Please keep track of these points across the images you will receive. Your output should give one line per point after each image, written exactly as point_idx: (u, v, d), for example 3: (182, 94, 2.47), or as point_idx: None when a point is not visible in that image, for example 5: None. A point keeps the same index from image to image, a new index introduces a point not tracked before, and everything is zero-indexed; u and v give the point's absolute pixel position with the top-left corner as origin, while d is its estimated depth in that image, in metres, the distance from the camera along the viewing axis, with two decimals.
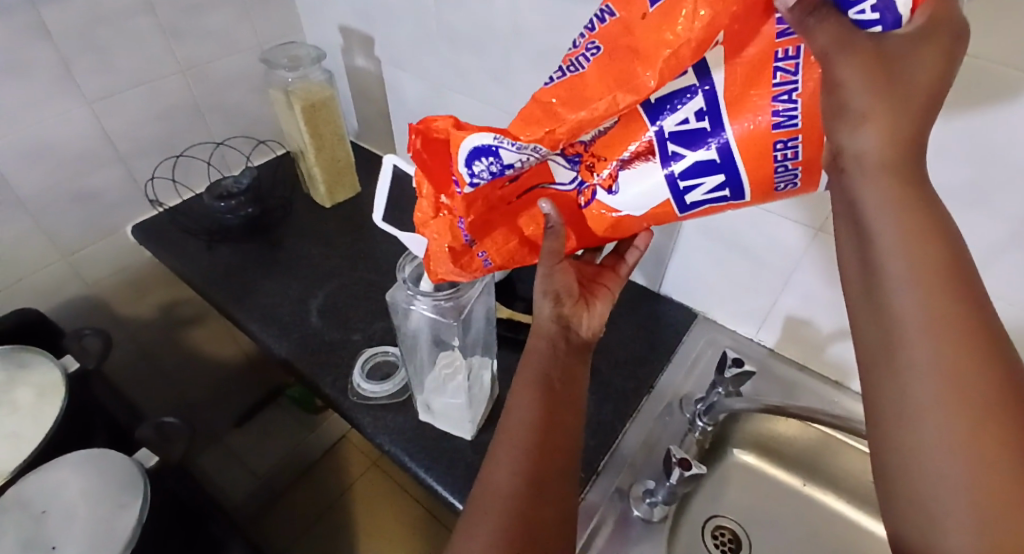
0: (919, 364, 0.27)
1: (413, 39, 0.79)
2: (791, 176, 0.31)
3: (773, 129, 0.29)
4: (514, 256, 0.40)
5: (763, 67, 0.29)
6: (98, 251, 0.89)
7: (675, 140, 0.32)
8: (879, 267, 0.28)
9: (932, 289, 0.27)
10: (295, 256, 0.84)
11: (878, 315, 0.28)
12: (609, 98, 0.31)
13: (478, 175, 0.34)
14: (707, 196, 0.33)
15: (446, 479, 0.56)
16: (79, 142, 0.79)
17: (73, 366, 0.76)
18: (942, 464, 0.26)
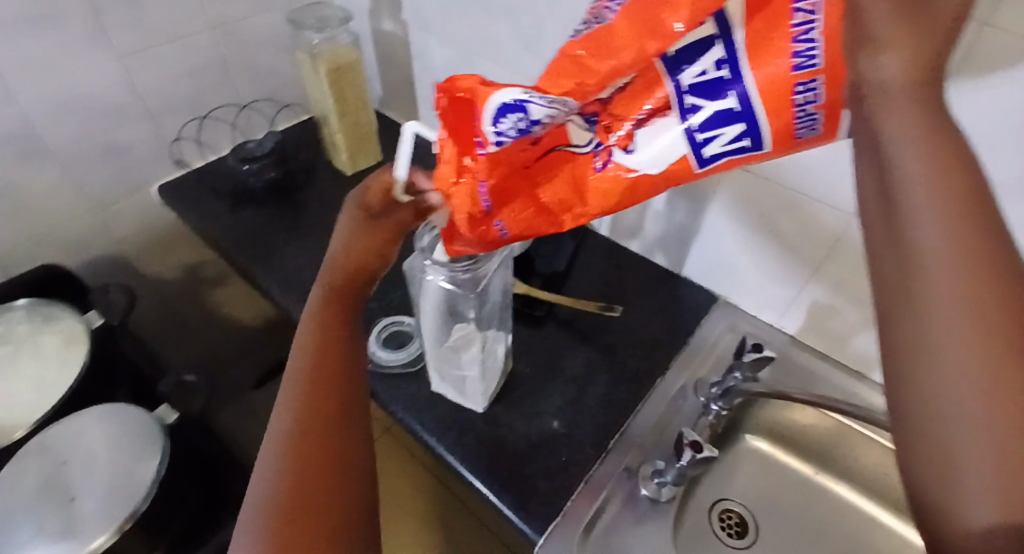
0: (940, 310, 0.20)
1: (443, 3, 0.77)
2: (812, 121, 0.29)
3: (794, 71, 0.28)
4: (532, 228, 0.38)
5: (784, 11, 0.28)
6: (126, 208, 0.91)
7: (694, 93, 0.31)
8: (895, 193, 0.22)
9: (962, 227, 0.20)
10: (315, 222, 0.84)
11: (894, 264, 0.22)
12: (637, 46, 0.32)
13: (505, 133, 0.33)
14: (726, 148, 0.32)
15: (457, 449, 0.57)
16: (109, 98, 0.80)
17: (97, 321, 0.79)
18: (968, 435, 0.20)
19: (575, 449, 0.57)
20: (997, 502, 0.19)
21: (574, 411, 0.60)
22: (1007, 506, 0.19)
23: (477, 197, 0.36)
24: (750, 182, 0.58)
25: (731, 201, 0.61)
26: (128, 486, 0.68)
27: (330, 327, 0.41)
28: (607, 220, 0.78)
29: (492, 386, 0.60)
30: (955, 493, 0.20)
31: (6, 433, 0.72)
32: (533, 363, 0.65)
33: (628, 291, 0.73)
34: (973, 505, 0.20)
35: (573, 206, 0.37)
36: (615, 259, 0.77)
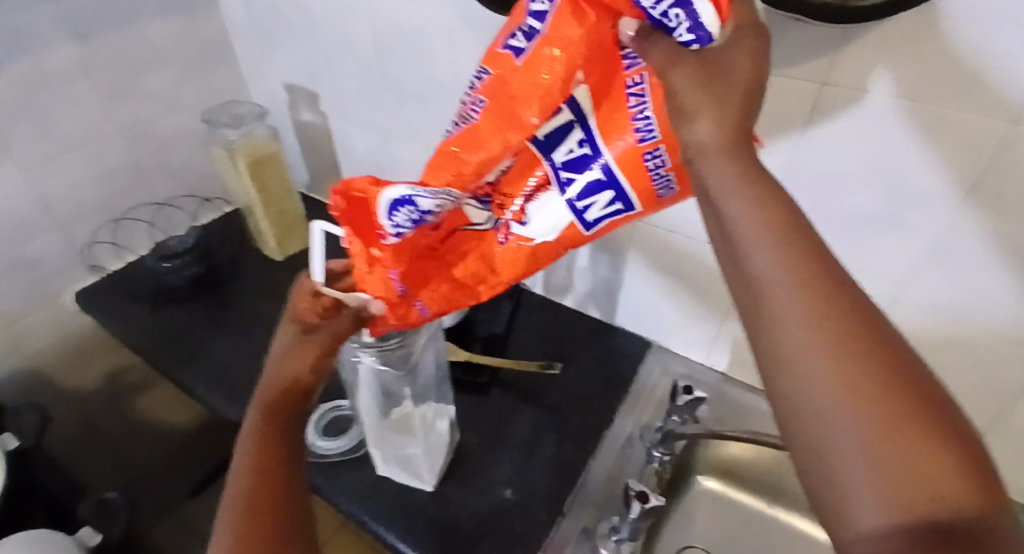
0: (785, 319, 0.23)
1: (360, 93, 0.81)
2: (667, 181, 0.34)
3: (638, 144, 0.33)
4: (451, 300, 0.43)
5: (621, 95, 0.34)
6: (33, 322, 0.84)
7: (566, 168, 0.37)
8: (730, 229, 0.25)
9: (783, 246, 0.24)
10: (245, 312, 0.82)
11: (741, 284, 0.25)
12: (501, 138, 0.35)
13: (401, 224, 0.37)
14: (604, 211, 0.37)
15: (407, 537, 0.54)
16: (12, 210, 0.76)
17: (13, 444, 0.71)
18: (837, 434, 0.20)
19: (530, 517, 0.56)
20: (882, 499, 0.19)
21: (525, 478, 0.59)
22: (891, 503, 0.19)
23: (390, 284, 0.40)
24: (658, 234, 0.63)
25: (646, 252, 0.66)
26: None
27: (269, 448, 0.36)
28: (538, 280, 0.81)
29: (439, 463, 0.58)
30: (844, 499, 0.20)
31: None
32: (479, 431, 0.64)
33: (566, 346, 0.75)
34: (861, 506, 0.19)
35: (485, 278, 0.42)
36: (550, 316, 0.79)
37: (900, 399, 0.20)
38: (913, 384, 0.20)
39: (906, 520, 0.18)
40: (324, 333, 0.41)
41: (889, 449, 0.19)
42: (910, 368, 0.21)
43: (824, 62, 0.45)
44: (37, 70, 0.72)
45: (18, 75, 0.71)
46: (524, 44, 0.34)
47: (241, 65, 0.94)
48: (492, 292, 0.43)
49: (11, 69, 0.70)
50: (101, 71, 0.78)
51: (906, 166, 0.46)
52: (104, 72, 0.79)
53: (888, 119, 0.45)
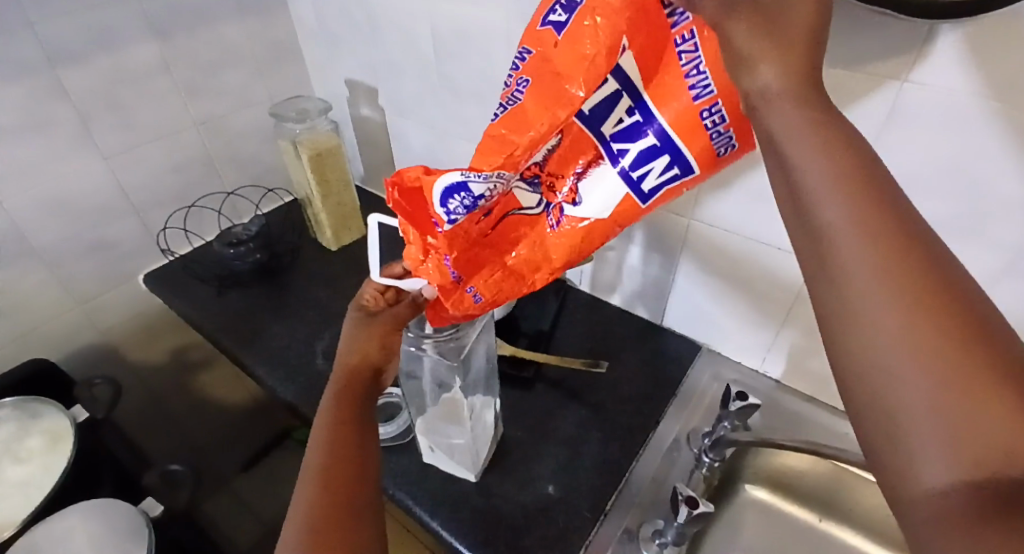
0: (859, 281, 0.24)
1: (417, 90, 0.83)
2: (727, 138, 0.36)
3: (694, 101, 0.34)
4: (504, 288, 0.44)
5: (671, 55, 0.35)
6: (110, 300, 0.91)
7: (617, 140, 0.38)
8: (801, 188, 0.26)
9: (858, 200, 0.25)
10: (301, 299, 0.85)
11: (810, 237, 0.26)
12: (549, 115, 0.35)
13: (454, 212, 0.36)
14: (661, 179, 0.38)
15: (451, 523, 0.55)
16: (97, 196, 0.82)
17: (82, 416, 0.76)
18: (909, 393, 0.22)
19: (573, 513, 0.56)
20: (950, 458, 0.21)
21: (568, 475, 0.59)
22: (960, 464, 0.21)
23: (445, 269, 0.42)
24: (714, 234, 0.61)
25: (701, 254, 0.64)
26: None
27: (346, 425, 0.40)
28: (586, 277, 0.81)
29: (483, 454, 0.59)
30: (910, 457, 0.22)
31: None
32: (524, 425, 0.65)
33: (613, 345, 0.74)
34: (926, 464, 0.22)
35: (540, 264, 0.43)
36: (598, 314, 0.79)
37: (970, 356, 0.22)
38: (986, 345, 0.22)
39: (969, 470, 0.21)
40: (386, 314, 0.46)
41: (960, 410, 0.21)
42: (983, 327, 0.23)
43: (907, 59, 0.43)
44: (122, 66, 0.78)
45: (105, 70, 0.76)
46: (564, 18, 0.36)
47: (306, 63, 0.98)
48: (547, 278, 0.44)
49: (96, 63, 0.75)
50: (179, 67, 0.83)
51: (992, 174, 0.43)
52: (180, 67, 0.84)
53: (975, 120, 0.42)
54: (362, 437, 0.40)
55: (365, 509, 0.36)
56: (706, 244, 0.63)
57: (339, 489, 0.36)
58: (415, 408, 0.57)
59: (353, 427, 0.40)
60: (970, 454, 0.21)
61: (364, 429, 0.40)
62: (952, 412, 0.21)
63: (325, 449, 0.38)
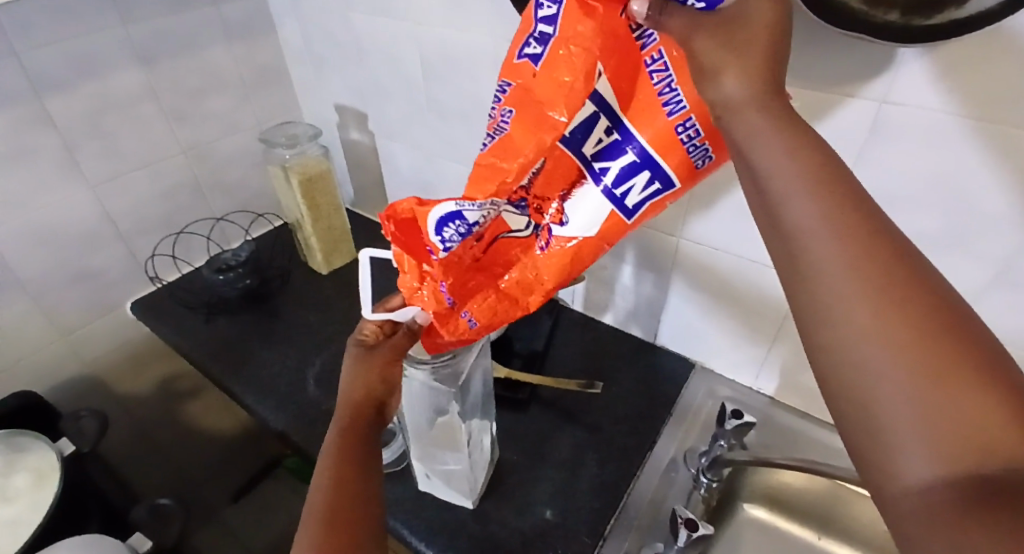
0: (828, 275, 0.25)
1: (405, 114, 0.84)
2: (704, 151, 0.36)
3: (669, 117, 0.35)
4: (499, 312, 0.44)
5: (643, 75, 0.36)
6: (96, 329, 0.89)
7: (599, 159, 0.39)
8: (770, 188, 0.28)
9: (824, 197, 0.26)
10: (292, 324, 0.84)
11: (780, 235, 0.27)
12: (536, 140, 0.36)
13: (449, 239, 0.38)
14: (644, 194, 0.38)
15: (448, 553, 0.54)
16: (83, 225, 0.81)
17: (68, 449, 0.75)
18: (887, 385, 0.23)
19: (571, 538, 0.55)
20: (929, 450, 0.21)
21: (565, 498, 0.59)
22: (938, 454, 0.21)
23: (440, 295, 0.42)
24: (704, 253, 0.62)
25: (690, 273, 0.65)
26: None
27: (349, 461, 0.39)
28: (578, 297, 0.81)
29: (479, 480, 0.58)
30: (892, 452, 0.23)
31: None
32: (520, 448, 0.64)
33: (607, 364, 0.74)
34: (907, 458, 0.22)
35: (532, 287, 0.43)
36: (590, 333, 0.79)
37: (940, 346, 0.22)
38: (958, 335, 0.23)
39: (948, 459, 0.21)
40: (386, 346, 0.46)
41: (937, 399, 0.22)
42: (955, 317, 0.23)
43: (881, 80, 0.44)
44: (109, 95, 0.78)
45: (92, 100, 0.77)
46: (539, 49, 0.36)
47: (295, 89, 0.99)
48: (541, 300, 0.43)
49: (83, 93, 0.75)
50: (168, 95, 0.84)
51: (970, 189, 0.45)
52: (169, 95, 0.84)
53: (949, 136, 0.43)
54: (364, 468, 0.39)
55: (370, 549, 0.35)
56: (697, 263, 0.64)
57: (341, 523, 0.35)
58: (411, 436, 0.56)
59: (355, 458, 0.39)
60: (946, 444, 0.21)
61: (366, 459, 0.40)
62: (927, 402, 0.22)
63: (327, 482, 0.37)
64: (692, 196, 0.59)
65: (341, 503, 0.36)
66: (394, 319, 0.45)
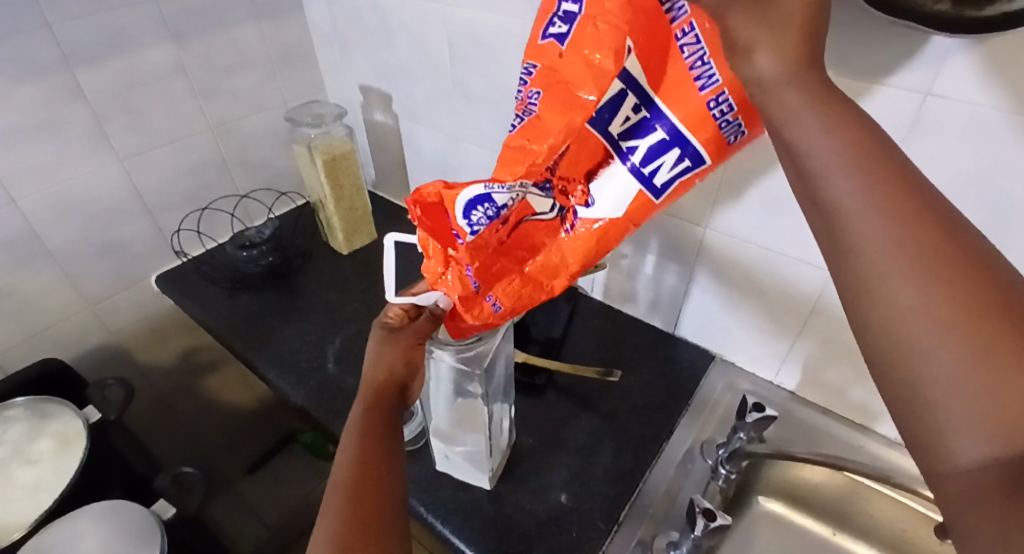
0: (872, 252, 0.25)
1: (429, 96, 0.84)
2: (736, 127, 0.35)
3: (701, 92, 0.35)
4: (524, 296, 0.43)
5: (673, 49, 0.35)
6: (121, 301, 0.91)
7: (626, 138, 0.38)
8: (811, 163, 0.27)
9: (866, 172, 0.26)
10: (312, 303, 0.85)
11: (820, 212, 0.27)
12: (563, 121, 0.36)
13: (477, 222, 0.39)
14: (673, 172, 0.38)
15: (464, 532, 0.55)
16: (110, 197, 0.83)
17: (94, 416, 0.76)
18: (934, 361, 0.22)
19: (586, 522, 0.55)
20: (981, 429, 0.21)
21: (581, 484, 0.59)
22: (991, 433, 0.21)
23: (466, 280, 0.42)
24: (730, 245, 0.61)
25: (715, 265, 0.64)
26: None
27: (373, 436, 0.40)
28: (597, 286, 0.81)
29: (497, 462, 0.59)
30: (943, 432, 0.22)
31: (2, 535, 0.67)
32: (537, 433, 0.65)
33: (625, 353, 0.74)
34: (960, 437, 0.22)
35: (557, 270, 0.42)
36: (609, 322, 0.79)
37: (993, 321, 0.22)
38: (1013, 308, 0.22)
39: (1002, 437, 0.21)
40: (409, 330, 0.47)
41: (991, 374, 0.21)
42: (1009, 289, 0.22)
43: (927, 72, 0.43)
44: (138, 69, 0.79)
45: (121, 73, 0.77)
46: (564, 29, 0.37)
47: (320, 68, 0.99)
48: (565, 284, 0.43)
49: (113, 66, 0.76)
50: (196, 71, 0.84)
51: (1014, 186, 0.43)
52: (196, 71, 0.84)
53: (994, 132, 0.42)
54: (387, 443, 0.40)
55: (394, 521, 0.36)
56: (721, 256, 0.63)
57: (365, 494, 0.36)
58: (433, 416, 0.56)
59: (378, 433, 0.40)
60: (998, 422, 0.21)
61: (389, 434, 0.41)
62: (981, 380, 0.21)
63: (352, 455, 0.38)
64: (721, 185, 0.58)
65: (365, 478, 0.37)
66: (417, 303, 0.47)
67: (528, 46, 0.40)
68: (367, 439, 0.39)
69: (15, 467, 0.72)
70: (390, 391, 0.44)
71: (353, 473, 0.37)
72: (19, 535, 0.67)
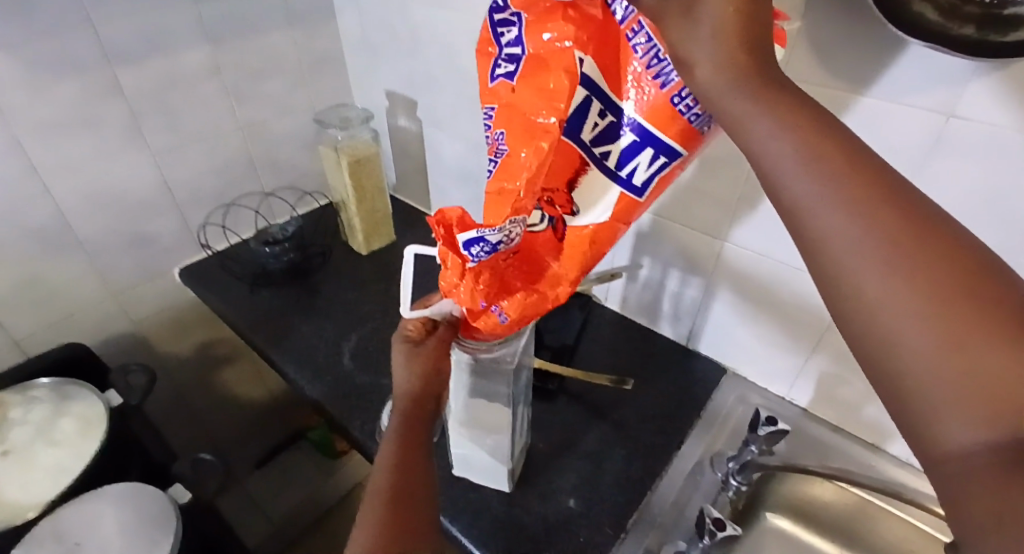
0: (840, 252, 0.26)
1: (454, 104, 0.85)
2: (706, 118, 0.36)
3: (663, 89, 0.36)
4: (531, 306, 0.42)
5: (627, 50, 0.37)
6: (145, 292, 0.93)
7: (598, 145, 0.39)
8: (773, 166, 0.28)
9: (824, 171, 0.26)
10: (331, 300, 0.87)
11: (784, 213, 0.28)
12: (531, 147, 0.37)
13: (477, 256, 0.38)
14: (651, 170, 0.39)
15: (471, 531, 0.55)
16: (141, 190, 0.85)
17: (116, 400, 0.79)
18: (908, 348, 0.24)
19: (594, 528, 0.56)
20: (966, 419, 0.22)
21: (590, 489, 0.59)
22: (976, 423, 0.22)
23: (477, 297, 0.41)
24: (747, 257, 0.62)
25: (731, 279, 0.65)
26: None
27: (413, 444, 0.41)
28: (613, 296, 0.82)
29: (516, 466, 0.59)
30: (934, 424, 0.23)
31: (18, 513, 0.68)
32: (547, 438, 0.65)
33: (637, 364, 0.74)
34: (952, 429, 0.23)
35: (559, 278, 0.42)
36: (622, 333, 0.79)
37: (958, 307, 0.23)
38: (973, 286, 0.23)
39: (986, 419, 0.22)
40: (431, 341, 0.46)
41: (962, 359, 0.23)
42: (972, 267, 0.24)
43: (948, 94, 0.43)
44: (176, 68, 0.82)
45: (160, 72, 0.80)
46: (511, 67, 0.39)
47: (348, 73, 1.02)
48: (569, 289, 0.43)
49: (151, 64, 0.79)
50: (229, 71, 0.87)
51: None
52: (230, 71, 0.87)
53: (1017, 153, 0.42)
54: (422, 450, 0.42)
55: (428, 530, 0.37)
56: (738, 274, 0.64)
57: (405, 497, 0.38)
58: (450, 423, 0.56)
59: (419, 441, 0.42)
60: (976, 405, 0.22)
61: (424, 440, 0.43)
62: (958, 366, 0.23)
63: (392, 459, 0.40)
64: (739, 198, 0.59)
65: (399, 482, 0.39)
66: (432, 315, 0.46)
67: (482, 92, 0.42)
68: (399, 446, 0.41)
69: (37, 447, 0.73)
70: (426, 399, 0.45)
71: (392, 476, 0.39)
72: (36, 514, 0.68)
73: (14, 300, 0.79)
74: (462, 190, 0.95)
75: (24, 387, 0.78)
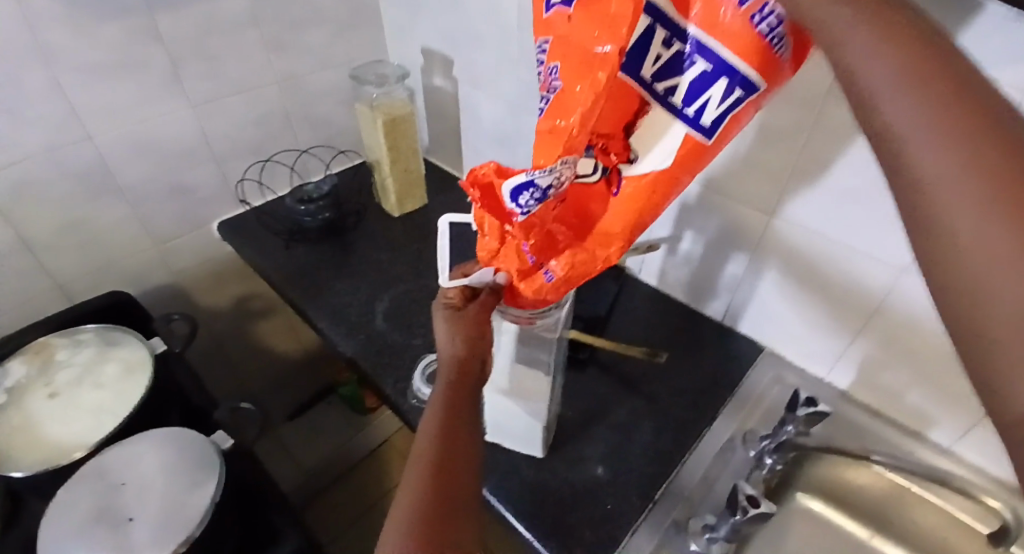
0: (940, 187, 0.24)
1: (494, 63, 0.82)
2: (783, 41, 0.34)
3: (741, 7, 0.33)
4: (580, 263, 0.42)
5: None
6: (185, 243, 0.95)
7: (661, 80, 0.36)
8: (865, 89, 0.26)
9: (928, 92, 0.24)
10: (364, 260, 0.88)
11: (875, 140, 0.26)
12: (590, 81, 0.34)
13: (526, 205, 0.37)
14: (722, 105, 0.36)
15: (500, 491, 0.56)
16: (180, 141, 0.86)
17: (159, 348, 0.82)
18: (1005, 301, 0.22)
19: (622, 497, 0.56)
20: None
21: (619, 459, 0.59)
22: None
23: (522, 252, 0.42)
24: (795, 234, 0.59)
25: (779, 254, 0.62)
26: (187, 510, 0.67)
27: (457, 413, 0.41)
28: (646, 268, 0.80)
29: (548, 433, 0.59)
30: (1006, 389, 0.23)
31: (64, 452, 0.71)
32: (577, 407, 0.65)
33: (671, 338, 0.73)
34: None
35: (611, 237, 0.41)
36: (657, 307, 0.78)
37: None
38: None
39: None
40: (475, 306, 0.45)
41: None
42: None
43: None
44: (214, 16, 0.80)
45: (198, 20, 0.79)
46: None
47: (385, 28, 0.99)
48: (621, 250, 0.42)
49: (191, 11, 0.78)
50: (268, 23, 0.86)
51: None
52: (269, 22, 0.86)
53: None
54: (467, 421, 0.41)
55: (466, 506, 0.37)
56: (791, 250, 0.61)
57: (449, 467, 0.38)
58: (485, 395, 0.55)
59: (463, 411, 0.41)
60: None
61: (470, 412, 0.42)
62: None
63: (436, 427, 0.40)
64: (794, 171, 0.56)
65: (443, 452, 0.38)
66: (472, 283, 0.45)
67: (535, 26, 0.40)
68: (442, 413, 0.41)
69: (85, 388, 0.77)
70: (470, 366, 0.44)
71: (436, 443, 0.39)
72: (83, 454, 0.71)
73: (63, 244, 0.82)
74: (499, 153, 0.93)
75: (72, 330, 0.82)
